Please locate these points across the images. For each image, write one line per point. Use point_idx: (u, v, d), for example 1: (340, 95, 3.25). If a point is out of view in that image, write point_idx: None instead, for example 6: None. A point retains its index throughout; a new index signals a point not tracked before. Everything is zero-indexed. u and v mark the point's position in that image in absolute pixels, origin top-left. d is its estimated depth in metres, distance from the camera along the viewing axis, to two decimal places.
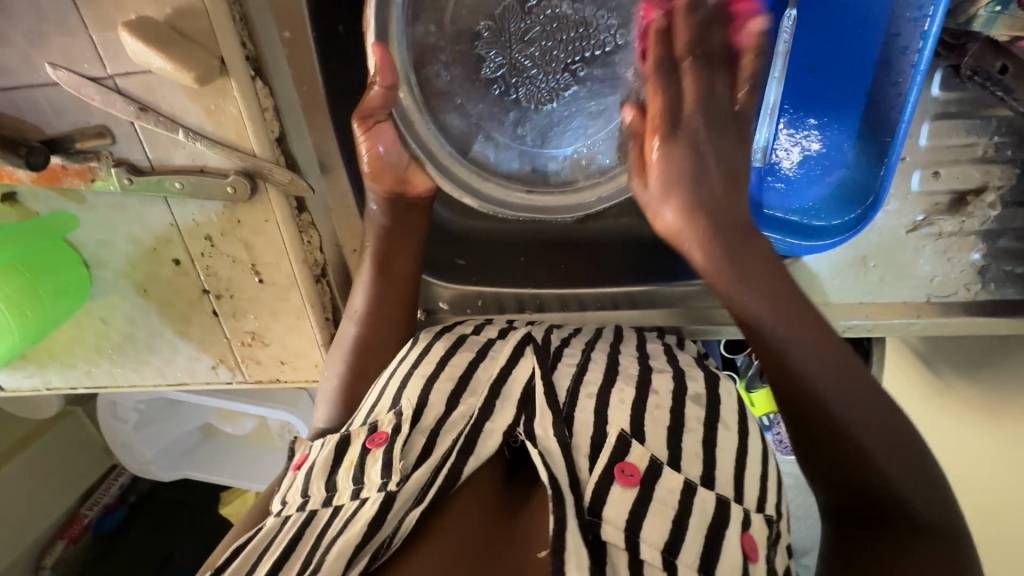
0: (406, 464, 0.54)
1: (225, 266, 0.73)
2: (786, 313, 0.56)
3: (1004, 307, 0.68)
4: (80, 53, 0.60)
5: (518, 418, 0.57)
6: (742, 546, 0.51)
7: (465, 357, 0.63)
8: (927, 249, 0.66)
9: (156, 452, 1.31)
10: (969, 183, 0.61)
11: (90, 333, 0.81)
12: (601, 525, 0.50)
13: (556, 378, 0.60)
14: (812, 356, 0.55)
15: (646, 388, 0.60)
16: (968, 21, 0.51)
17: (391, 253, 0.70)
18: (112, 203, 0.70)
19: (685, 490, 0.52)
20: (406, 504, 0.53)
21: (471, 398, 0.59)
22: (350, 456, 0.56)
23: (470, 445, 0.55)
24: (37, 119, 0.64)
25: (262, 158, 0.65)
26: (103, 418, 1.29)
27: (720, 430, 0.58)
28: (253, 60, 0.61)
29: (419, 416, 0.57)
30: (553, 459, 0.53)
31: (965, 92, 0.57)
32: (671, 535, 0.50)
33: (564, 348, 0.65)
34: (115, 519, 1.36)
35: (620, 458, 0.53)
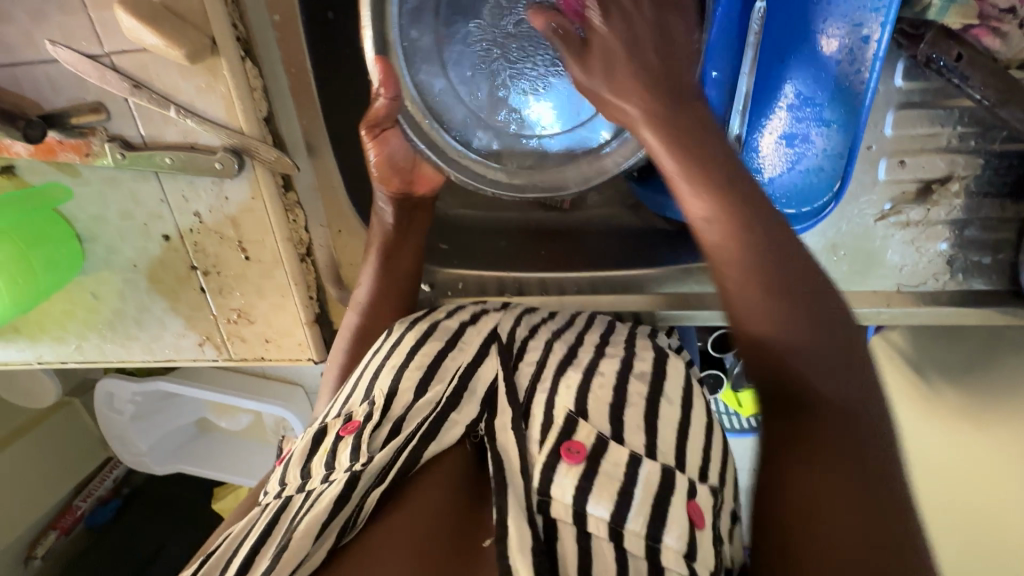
0: (373, 447, 0.51)
1: (212, 243, 0.76)
2: (804, 311, 0.45)
3: (972, 298, 0.69)
4: (77, 31, 0.62)
5: (481, 414, 0.54)
6: (688, 513, 0.45)
7: (434, 345, 0.58)
8: (896, 237, 0.68)
9: (150, 444, 1.33)
10: (934, 172, 0.63)
11: (81, 308, 0.83)
12: (561, 508, 0.46)
13: (517, 378, 0.55)
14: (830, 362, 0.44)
15: (593, 371, 0.55)
16: (924, 11, 0.55)
17: (397, 246, 0.70)
18: (104, 178, 0.72)
19: (630, 463, 0.47)
20: (368, 484, 0.49)
21: (437, 385, 0.55)
22: (326, 444, 0.53)
23: (433, 433, 0.51)
24: (35, 95, 0.67)
25: (250, 135, 0.67)
26: (100, 411, 1.28)
27: (662, 404, 0.53)
28: (243, 41, 0.64)
29: (390, 403, 0.54)
30: (510, 454, 0.49)
31: (926, 82, 0.59)
32: (652, 524, 0.44)
33: (528, 342, 0.59)
34: (110, 511, 1.39)
35: (566, 436, 0.49)
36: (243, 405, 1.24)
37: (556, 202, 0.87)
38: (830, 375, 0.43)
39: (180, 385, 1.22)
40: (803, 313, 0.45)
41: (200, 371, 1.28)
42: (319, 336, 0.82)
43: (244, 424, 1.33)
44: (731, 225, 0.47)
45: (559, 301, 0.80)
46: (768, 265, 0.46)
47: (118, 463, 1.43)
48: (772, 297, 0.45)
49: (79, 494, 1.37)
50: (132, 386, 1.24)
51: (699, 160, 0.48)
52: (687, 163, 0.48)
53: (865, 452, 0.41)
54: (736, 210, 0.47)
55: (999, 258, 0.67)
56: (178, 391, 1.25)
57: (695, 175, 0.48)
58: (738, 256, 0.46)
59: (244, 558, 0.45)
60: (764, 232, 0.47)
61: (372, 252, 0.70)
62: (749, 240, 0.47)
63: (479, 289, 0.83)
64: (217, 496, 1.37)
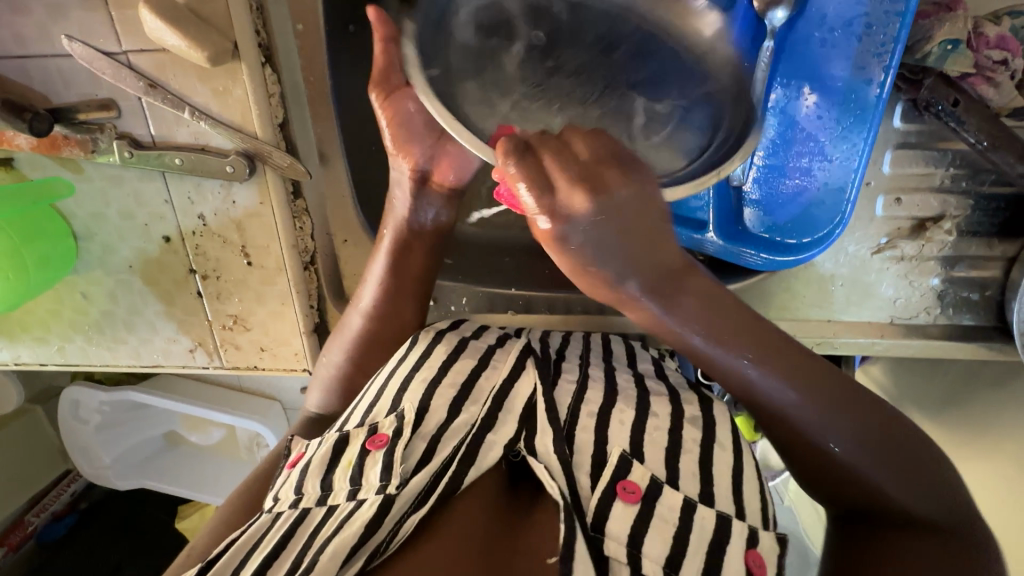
0: (406, 467, 0.50)
1: (215, 247, 0.74)
2: (871, 429, 0.51)
3: (960, 333, 0.71)
4: (96, 28, 0.62)
5: (520, 433, 0.52)
6: (748, 563, 0.46)
7: (467, 363, 0.59)
8: (890, 272, 0.70)
9: (114, 457, 1.28)
10: (927, 211, 0.66)
11: (69, 307, 0.80)
12: (605, 542, 0.47)
13: (557, 395, 0.55)
14: (886, 462, 0.50)
15: (646, 412, 0.55)
16: (924, 57, 0.57)
17: (402, 257, 0.67)
18: (108, 175, 0.71)
19: (685, 509, 0.48)
20: (404, 509, 0.48)
21: (472, 406, 0.55)
22: (350, 456, 0.52)
23: (471, 455, 0.51)
24: (45, 89, 0.66)
25: (264, 141, 0.67)
26: (64, 418, 1.23)
27: (714, 451, 0.53)
28: (265, 47, 0.64)
29: (420, 421, 0.53)
30: (554, 471, 0.49)
31: (923, 124, 0.62)
32: (671, 553, 0.46)
33: (561, 362, 0.61)
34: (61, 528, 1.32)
35: (621, 476, 0.50)
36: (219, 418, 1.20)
37: None
38: (889, 473, 0.50)
39: (155, 395, 1.19)
40: (869, 426, 0.51)
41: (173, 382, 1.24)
42: (316, 347, 0.81)
43: (217, 439, 1.30)
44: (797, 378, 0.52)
45: (563, 318, 0.83)
46: (841, 398, 0.51)
47: (77, 478, 1.36)
48: (853, 431, 0.51)
49: (31, 509, 1.30)
50: (100, 396, 1.19)
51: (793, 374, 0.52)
52: (772, 349, 0.52)
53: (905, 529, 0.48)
54: (779, 352, 0.52)
55: (987, 295, 0.70)
56: (150, 401, 1.21)
57: (798, 373, 0.52)
58: (801, 408, 0.52)
59: (257, 567, 0.45)
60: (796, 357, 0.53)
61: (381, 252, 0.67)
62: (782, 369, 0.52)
63: (485, 305, 0.84)
64: (182, 514, 1.32)
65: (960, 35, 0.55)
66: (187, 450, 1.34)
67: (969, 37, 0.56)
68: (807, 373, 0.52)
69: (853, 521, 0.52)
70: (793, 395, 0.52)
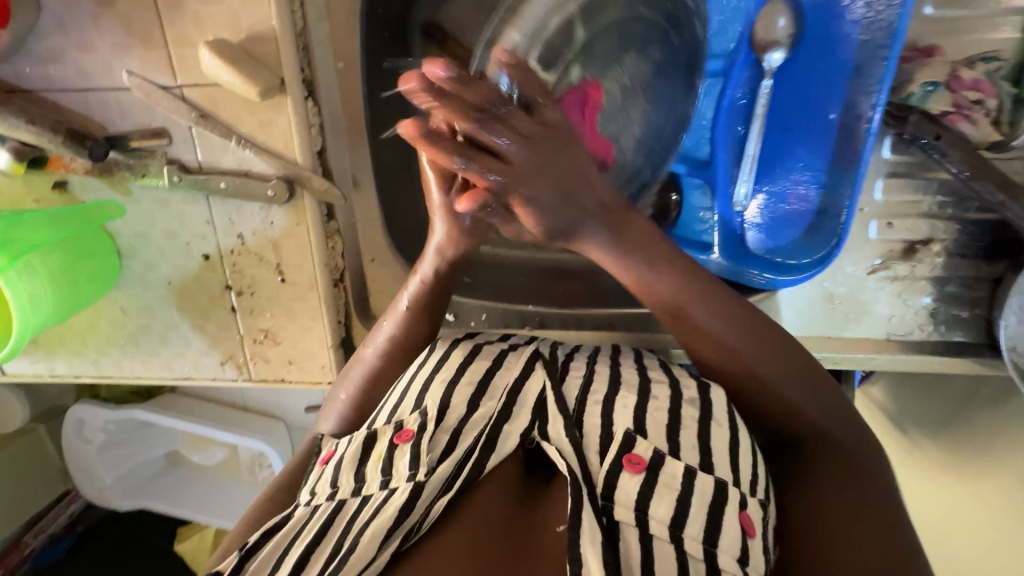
0: (432, 457, 0.53)
1: (251, 264, 0.79)
2: (768, 347, 0.58)
3: (951, 348, 0.76)
4: (156, 65, 0.68)
5: (533, 422, 0.55)
6: (740, 522, 0.48)
7: (483, 363, 0.62)
8: (885, 291, 0.75)
9: (116, 478, 1.29)
10: (917, 234, 0.72)
11: (106, 321, 0.84)
12: (614, 507, 0.49)
13: (566, 390, 0.59)
14: (790, 390, 0.57)
15: (649, 394, 0.58)
16: (907, 97, 0.64)
17: (439, 280, 0.66)
18: (156, 197, 0.76)
19: (686, 475, 0.51)
20: (433, 492, 0.52)
21: (489, 401, 0.58)
22: (379, 449, 0.55)
23: (490, 443, 0.54)
24: (103, 118, 0.71)
25: (304, 166, 0.73)
26: (68, 439, 1.25)
27: (712, 428, 0.55)
28: (308, 82, 0.70)
29: (442, 415, 0.56)
30: (567, 452, 0.52)
31: (911, 156, 0.68)
32: (677, 514, 0.48)
33: (569, 362, 0.64)
34: (58, 552, 1.33)
35: (625, 449, 0.52)
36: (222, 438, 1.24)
37: (573, 245, 0.90)
38: (791, 392, 0.57)
39: (157, 415, 1.22)
40: (764, 347, 0.58)
41: (177, 401, 1.28)
42: (342, 360, 0.85)
43: (219, 459, 1.32)
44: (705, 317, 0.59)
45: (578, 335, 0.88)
46: (749, 335, 0.58)
47: (77, 498, 1.38)
48: (762, 355, 0.58)
49: (28, 531, 1.30)
50: (106, 414, 1.22)
51: (663, 249, 0.58)
52: (688, 265, 0.59)
53: (830, 464, 0.54)
54: (718, 304, 0.59)
55: (976, 313, 0.75)
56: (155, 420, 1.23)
57: (687, 260, 0.60)
58: (725, 337, 0.59)
59: (298, 559, 0.49)
60: (764, 322, 0.59)
61: (421, 269, 0.65)
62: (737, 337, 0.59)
63: (501, 320, 0.88)
64: (183, 536, 1.33)
65: (939, 78, 0.62)
66: (187, 470, 1.37)
67: (947, 79, 0.63)
68: (705, 283, 0.59)
69: (789, 468, 0.57)
70: (709, 326, 0.59)
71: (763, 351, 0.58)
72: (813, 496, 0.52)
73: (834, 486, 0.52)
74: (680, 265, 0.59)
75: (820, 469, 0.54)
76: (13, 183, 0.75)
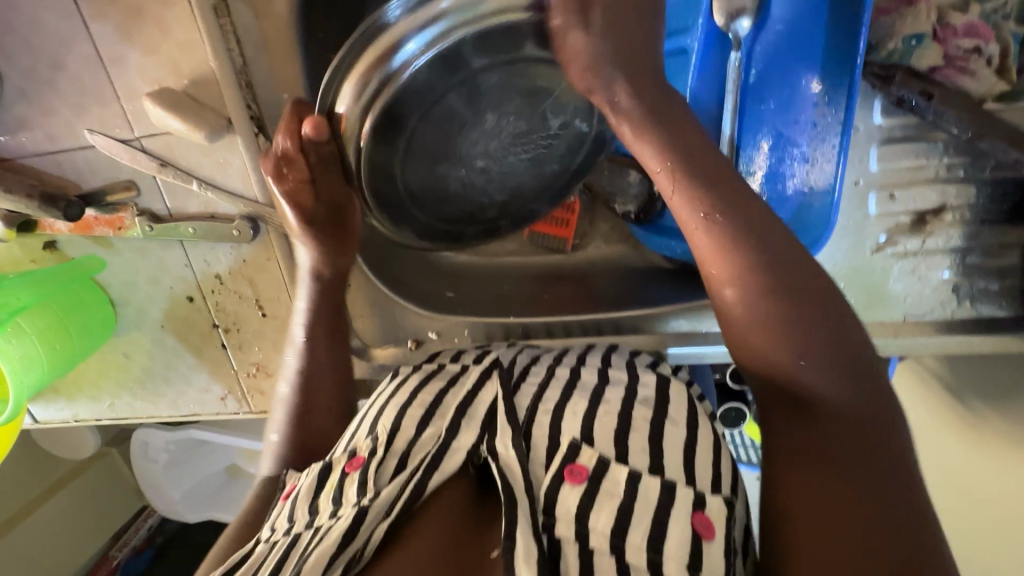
0: (380, 481, 0.53)
1: (231, 303, 0.81)
2: (805, 304, 0.48)
3: (981, 325, 0.67)
4: (112, 120, 0.69)
5: (481, 438, 0.55)
6: (696, 526, 0.47)
7: (436, 385, 0.62)
8: (895, 268, 0.67)
9: (182, 492, 1.38)
10: (926, 204, 0.64)
11: (114, 367, 0.88)
12: (555, 525, 0.48)
13: (519, 399, 0.59)
14: (820, 362, 0.46)
15: (599, 399, 0.58)
16: (889, 55, 0.58)
17: (322, 297, 0.69)
18: (136, 247, 0.78)
19: (629, 481, 0.50)
20: (376, 519, 0.50)
21: (438, 420, 0.58)
22: (331, 481, 0.56)
23: (434, 464, 0.53)
24: (75, 177, 0.73)
25: (264, 203, 0.73)
26: (136, 460, 1.35)
27: (664, 425, 0.56)
28: (257, 119, 0.70)
29: (392, 439, 0.56)
30: (510, 469, 0.51)
31: (910, 118, 0.61)
32: (617, 524, 0.47)
33: (530, 368, 0.64)
34: (143, 561, 1.42)
35: (568, 459, 0.52)
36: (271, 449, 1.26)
37: (558, 246, 0.89)
38: (816, 365, 0.47)
39: (210, 432, 1.27)
40: (804, 306, 0.48)
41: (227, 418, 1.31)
42: None
43: None
44: (748, 273, 0.49)
45: (563, 343, 0.84)
46: (788, 289, 0.48)
47: (153, 512, 1.48)
48: (791, 313, 0.48)
49: (115, 544, 1.42)
50: (165, 435, 1.30)
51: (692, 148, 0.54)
52: (709, 193, 0.52)
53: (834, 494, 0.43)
54: (751, 258, 0.50)
55: (1007, 284, 0.66)
56: (209, 437, 1.29)
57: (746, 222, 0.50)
58: (747, 282, 0.49)
59: None
60: (812, 281, 0.48)
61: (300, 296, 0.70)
62: (769, 284, 0.49)
63: (484, 333, 0.85)
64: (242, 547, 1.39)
65: (923, 29, 0.57)
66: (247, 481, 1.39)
67: (935, 29, 0.58)
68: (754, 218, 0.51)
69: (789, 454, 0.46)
70: (730, 265, 0.51)
71: (796, 316, 0.48)
72: (815, 510, 0.43)
73: (828, 489, 0.43)
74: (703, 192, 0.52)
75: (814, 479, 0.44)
76: (10, 248, 0.79)
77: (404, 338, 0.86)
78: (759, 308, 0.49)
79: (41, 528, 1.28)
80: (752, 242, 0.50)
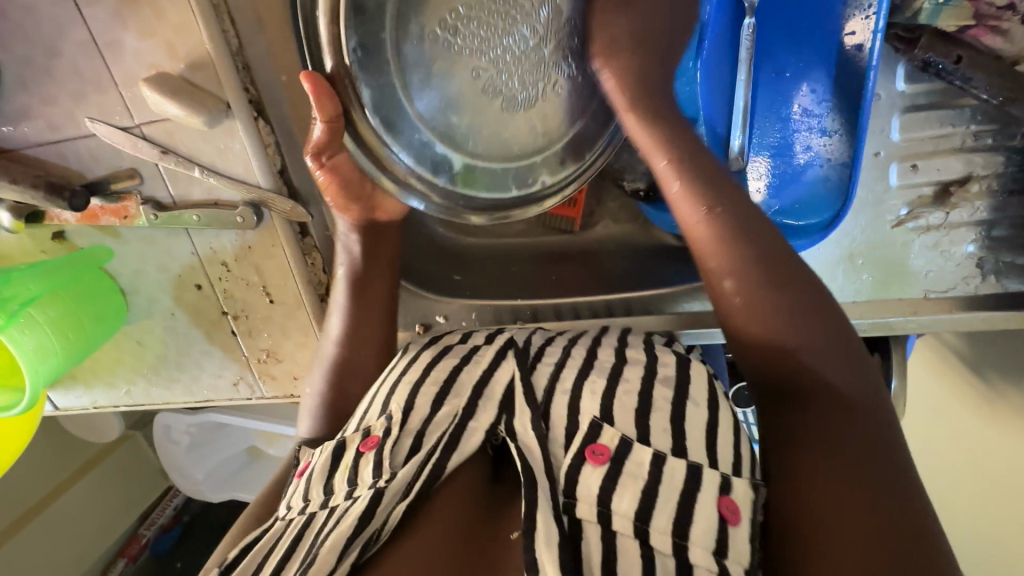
0: (395, 462, 0.53)
1: (240, 290, 0.81)
2: (781, 285, 0.53)
3: (1011, 300, 0.64)
4: (112, 107, 0.68)
5: (500, 416, 0.55)
6: (720, 509, 0.47)
7: (450, 362, 0.61)
8: (917, 243, 0.64)
9: (205, 473, 1.41)
10: (951, 174, 0.61)
11: (128, 354, 0.89)
12: (575, 505, 0.48)
13: (534, 378, 0.58)
14: (792, 324, 0.52)
15: (619, 377, 0.57)
16: (914, 15, 0.55)
17: (369, 252, 0.70)
18: (143, 235, 0.78)
19: (653, 463, 0.49)
20: (392, 500, 0.51)
21: (454, 398, 0.57)
22: (346, 459, 0.55)
23: (453, 443, 0.53)
24: (79, 166, 0.73)
25: (268, 189, 0.72)
26: (159, 442, 1.38)
27: (688, 407, 0.55)
28: (256, 102, 0.69)
29: (406, 419, 0.56)
30: (531, 453, 0.51)
31: (932, 84, 0.58)
32: (642, 506, 0.47)
33: (545, 347, 0.63)
34: (171, 537, 1.46)
35: (590, 440, 0.52)
36: (286, 431, 1.28)
37: (567, 228, 0.89)
38: (793, 327, 0.52)
39: (228, 415, 1.29)
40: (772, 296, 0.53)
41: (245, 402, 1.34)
42: None
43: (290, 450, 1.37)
44: (735, 272, 0.55)
45: (575, 323, 0.81)
46: (761, 266, 0.54)
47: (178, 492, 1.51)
48: (766, 289, 0.53)
49: (143, 523, 1.46)
50: (186, 418, 1.32)
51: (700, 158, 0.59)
52: (707, 189, 0.57)
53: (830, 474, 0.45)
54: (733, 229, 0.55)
55: None
56: (228, 420, 1.32)
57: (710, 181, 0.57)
58: (735, 251, 0.54)
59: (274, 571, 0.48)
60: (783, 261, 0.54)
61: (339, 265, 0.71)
62: (747, 253, 0.54)
63: (493, 317, 0.83)
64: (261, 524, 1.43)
65: None
66: (265, 462, 1.43)
67: None
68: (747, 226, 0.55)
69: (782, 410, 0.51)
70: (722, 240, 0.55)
71: (774, 287, 0.53)
72: (817, 483, 0.45)
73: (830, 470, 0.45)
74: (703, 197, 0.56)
75: (815, 452, 0.47)
76: (19, 239, 0.79)
77: (411, 322, 0.84)
78: (733, 275, 0.55)
79: (68, 510, 1.33)
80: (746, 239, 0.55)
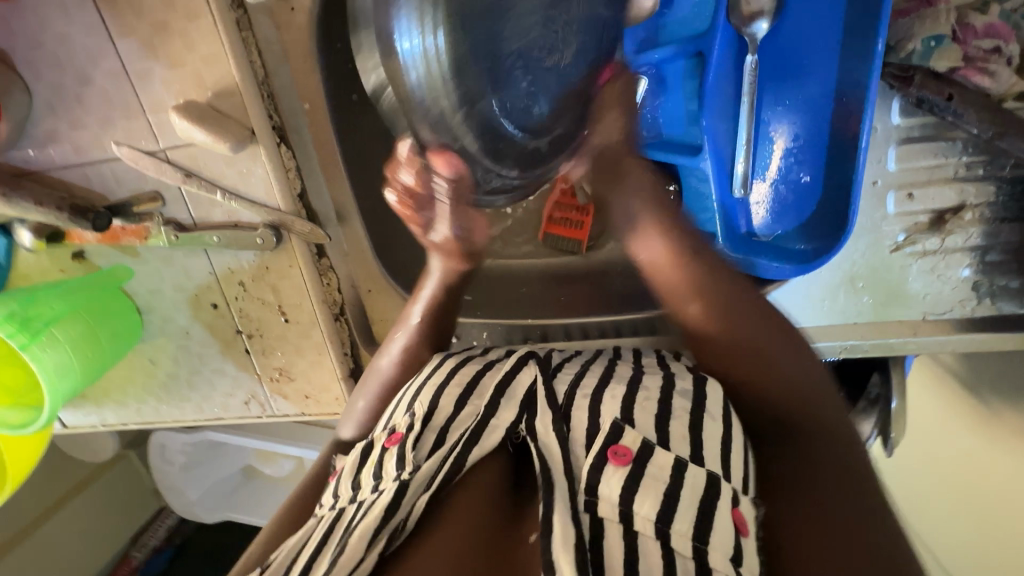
0: (418, 455, 0.54)
1: (254, 308, 0.82)
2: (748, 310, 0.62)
3: (1003, 323, 0.67)
4: (139, 132, 0.70)
5: (521, 415, 0.56)
6: (734, 520, 0.48)
7: (473, 367, 0.63)
8: (914, 268, 0.67)
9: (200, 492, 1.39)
10: (946, 203, 0.64)
11: (141, 372, 0.90)
12: (596, 505, 0.48)
13: (556, 385, 0.60)
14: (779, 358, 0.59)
15: (632, 391, 0.58)
16: (909, 56, 0.59)
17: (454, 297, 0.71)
18: (162, 256, 0.80)
19: (674, 469, 0.50)
20: (416, 491, 0.52)
21: (476, 399, 0.59)
22: (373, 456, 0.57)
23: (474, 439, 0.54)
24: (103, 188, 0.75)
25: (287, 212, 0.75)
26: (154, 461, 1.36)
27: (704, 420, 0.56)
28: (279, 129, 0.72)
29: (430, 415, 0.58)
30: (549, 453, 0.52)
31: (925, 118, 0.62)
32: (661, 510, 0.48)
33: (564, 363, 0.65)
34: (162, 561, 1.43)
35: (612, 441, 0.52)
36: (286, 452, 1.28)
37: (573, 248, 0.88)
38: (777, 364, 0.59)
39: (228, 436, 1.28)
40: (770, 341, 0.60)
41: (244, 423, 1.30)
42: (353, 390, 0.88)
43: (287, 470, 1.36)
44: (715, 303, 0.62)
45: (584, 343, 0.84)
46: (734, 302, 0.62)
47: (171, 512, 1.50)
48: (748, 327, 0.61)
49: (135, 545, 1.44)
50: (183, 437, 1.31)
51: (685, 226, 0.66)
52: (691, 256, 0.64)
53: (808, 467, 0.52)
54: (711, 277, 0.63)
55: None
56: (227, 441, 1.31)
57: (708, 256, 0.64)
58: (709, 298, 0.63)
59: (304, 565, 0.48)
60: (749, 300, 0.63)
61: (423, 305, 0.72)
62: (720, 301, 0.62)
63: (503, 335, 0.86)
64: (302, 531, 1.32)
65: (943, 31, 0.58)
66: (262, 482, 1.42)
67: (956, 28, 0.58)
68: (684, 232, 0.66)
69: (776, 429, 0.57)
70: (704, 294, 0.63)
71: (747, 311, 0.62)
72: (804, 483, 0.51)
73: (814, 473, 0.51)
74: (698, 260, 0.64)
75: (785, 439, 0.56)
76: (39, 258, 0.81)
77: None
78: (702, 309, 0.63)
79: (63, 529, 1.31)
80: (727, 282, 0.63)
